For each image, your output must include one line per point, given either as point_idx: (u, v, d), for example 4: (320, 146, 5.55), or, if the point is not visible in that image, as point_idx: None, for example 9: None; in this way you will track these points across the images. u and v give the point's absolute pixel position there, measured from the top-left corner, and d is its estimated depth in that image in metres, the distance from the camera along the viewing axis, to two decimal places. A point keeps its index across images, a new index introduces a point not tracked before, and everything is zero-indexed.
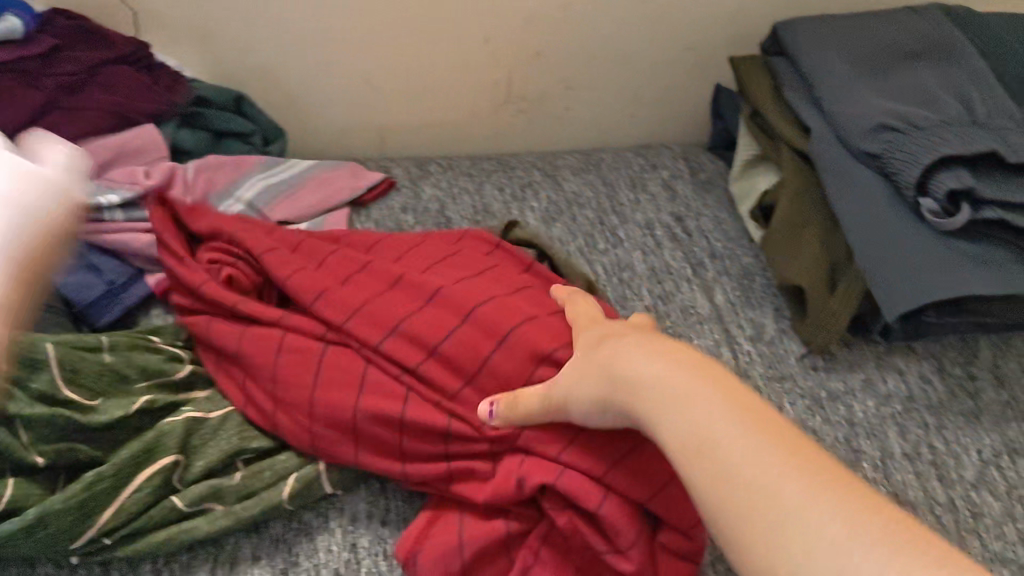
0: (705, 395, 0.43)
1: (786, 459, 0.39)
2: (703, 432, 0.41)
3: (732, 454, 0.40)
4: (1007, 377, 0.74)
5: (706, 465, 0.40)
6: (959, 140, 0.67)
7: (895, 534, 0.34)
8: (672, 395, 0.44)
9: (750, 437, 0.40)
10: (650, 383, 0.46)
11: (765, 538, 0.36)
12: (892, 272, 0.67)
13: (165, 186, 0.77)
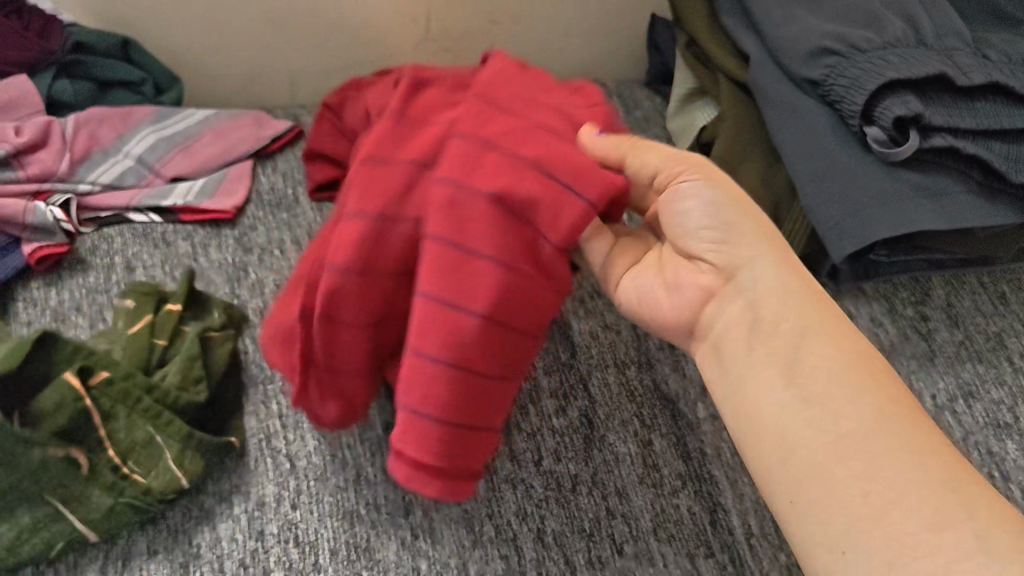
0: (826, 334, 0.47)
1: (875, 400, 0.44)
2: (824, 367, 0.45)
3: (842, 387, 0.44)
4: (961, 316, 0.70)
5: (822, 385, 0.45)
6: (906, 62, 0.62)
7: (985, 511, 0.39)
8: (790, 326, 0.48)
9: (863, 378, 0.45)
10: (778, 286, 0.49)
11: (864, 479, 0.41)
12: (841, 208, 0.62)
13: (39, 143, 0.69)
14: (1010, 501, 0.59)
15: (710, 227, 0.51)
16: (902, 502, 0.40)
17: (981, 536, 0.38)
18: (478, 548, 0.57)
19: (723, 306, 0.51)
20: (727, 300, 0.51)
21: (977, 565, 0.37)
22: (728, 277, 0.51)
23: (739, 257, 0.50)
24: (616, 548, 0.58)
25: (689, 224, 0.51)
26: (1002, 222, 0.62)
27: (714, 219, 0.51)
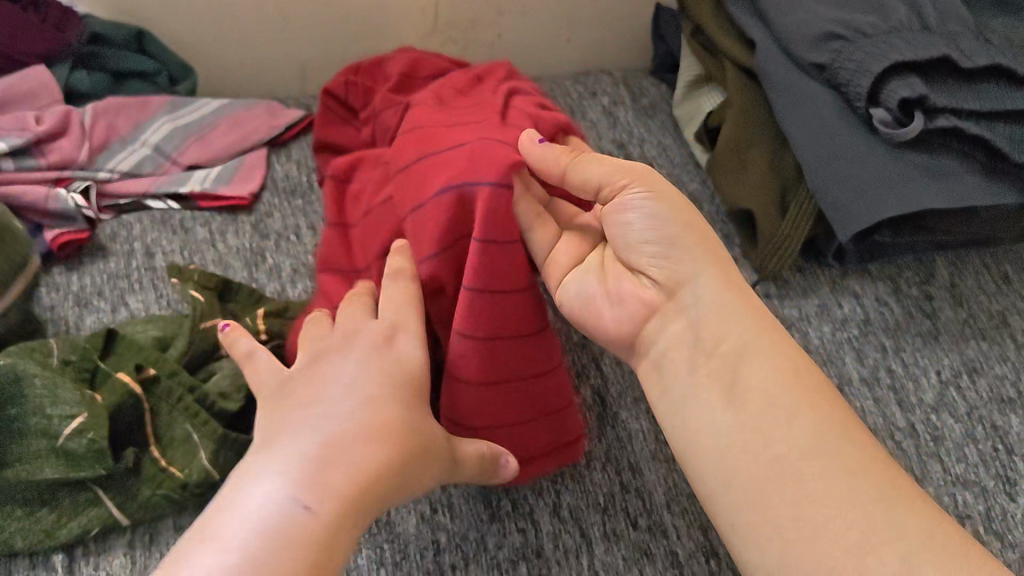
0: (764, 353, 0.48)
1: (804, 420, 0.45)
2: (758, 392, 0.47)
3: (776, 411, 0.46)
4: (964, 296, 0.71)
5: (757, 415, 0.46)
6: (910, 46, 0.63)
7: (913, 525, 0.40)
8: (726, 348, 0.49)
9: (795, 401, 0.46)
10: (717, 306, 0.50)
11: (802, 505, 0.43)
12: (846, 189, 0.63)
13: (59, 131, 0.70)
14: (1014, 472, 0.61)
15: (655, 240, 0.52)
16: (831, 526, 0.41)
17: (904, 555, 0.39)
18: (496, 522, 0.58)
19: (668, 322, 0.52)
20: (675, 317, 0.52)
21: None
22: (675, 295, 0.52)
23: (687, 272, 0.52)
24: (630, 521, 0.59)
25: (635, 238, 0.52)
26: (1006, 201, 0.64)
27: (666, 233, 0.52)
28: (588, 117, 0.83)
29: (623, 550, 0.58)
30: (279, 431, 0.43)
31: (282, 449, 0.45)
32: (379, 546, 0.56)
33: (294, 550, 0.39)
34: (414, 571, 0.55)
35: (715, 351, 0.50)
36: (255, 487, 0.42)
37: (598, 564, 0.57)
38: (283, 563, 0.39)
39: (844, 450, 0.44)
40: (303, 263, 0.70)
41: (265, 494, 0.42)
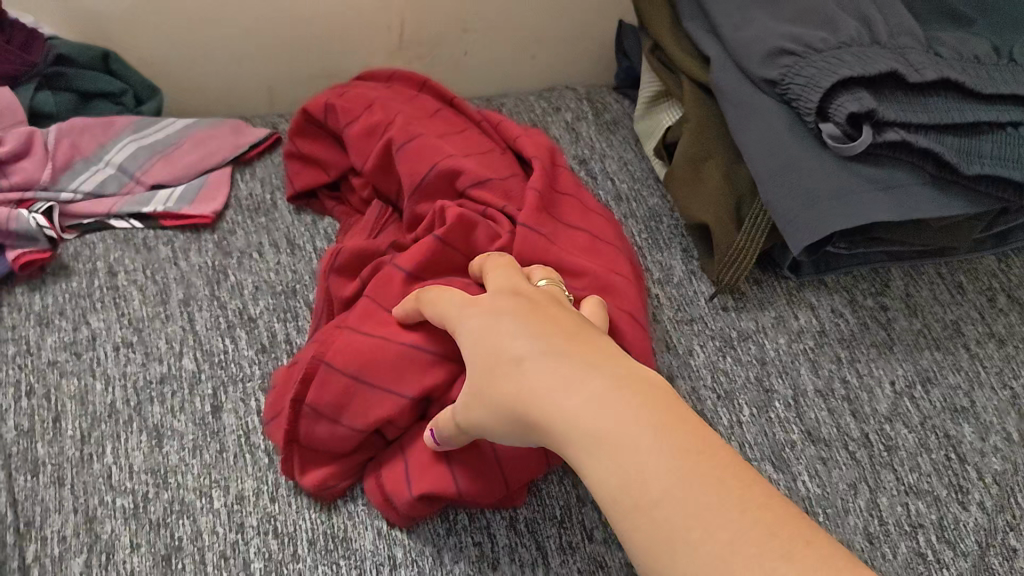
0: (608, 430, 0.40)
1: (666, 481, 0.37)
2: (615, 469, 0.39)
3: (644, 494, 0.37)
4: (919, 305, 0.72)
5: (621, 501, 0.38)
6: (858, 62, 0.65)
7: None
8: (579, 440, 0.41)
9: (647, 436, 0.39)
10: (573, 412, 0.41)
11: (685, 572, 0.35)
12: (797, 202, 0.64)
13: (23, 152, 0.71)
14: (966, 481, 0.62)
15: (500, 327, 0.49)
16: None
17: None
18: (453, 536, 0.59)
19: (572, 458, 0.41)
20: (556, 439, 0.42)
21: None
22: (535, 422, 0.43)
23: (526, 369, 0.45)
24: (586, 534, 0.60)
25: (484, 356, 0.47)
26: (955, 212, 0.65)
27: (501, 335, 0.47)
28: (551, 133, 0.84)
29: (579, 563, 0.58)
30: None
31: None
32: (335, 562, 0.57)
33: None
34: None
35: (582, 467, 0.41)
36: None
37: None
38: None
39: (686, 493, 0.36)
40: (265, 279, 0.71)
41: None
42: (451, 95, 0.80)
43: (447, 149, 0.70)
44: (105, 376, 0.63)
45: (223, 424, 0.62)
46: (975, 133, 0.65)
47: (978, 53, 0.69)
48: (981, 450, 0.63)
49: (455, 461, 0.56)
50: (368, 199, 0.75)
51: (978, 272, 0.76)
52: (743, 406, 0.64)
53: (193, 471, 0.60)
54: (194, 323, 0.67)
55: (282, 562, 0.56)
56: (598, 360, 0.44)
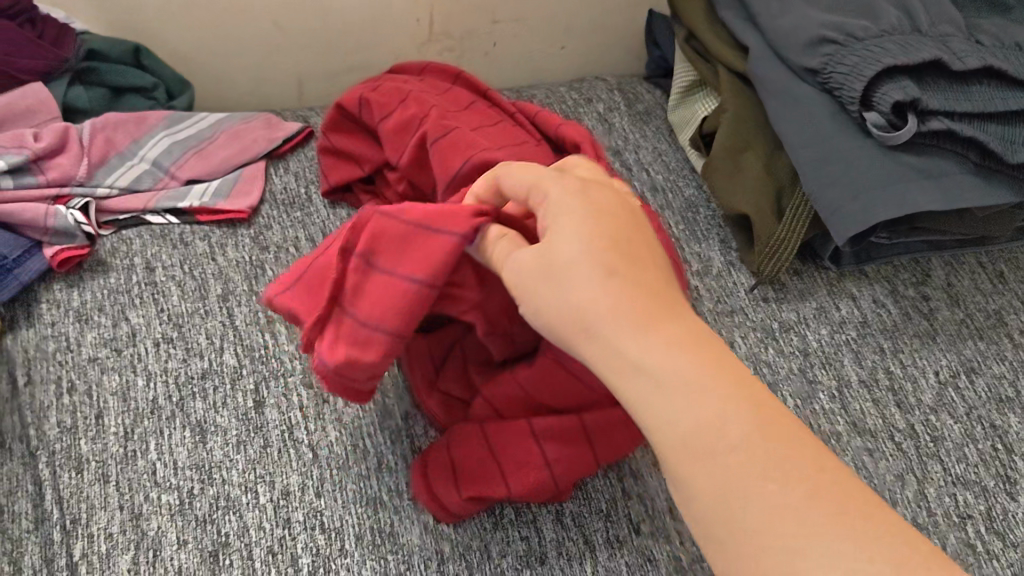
0: (671, 381, 0.38)
1: (731, 448, 0.36)
2: (678, 425, 0.37)
3: (710, 457, 0.36)
4: (961, 295, 0.72)
5: (680, 461, 0.37)
6: (902, 49, 0.64)
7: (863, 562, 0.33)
8: (635, 385, 0.39)
9: (721, 395, 0.37)
10: (633, 355, 0.39)
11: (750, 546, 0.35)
12: (841, 192, 0.64)
13: (59, 148, 0.71)
14: (1014, 471, 0.61)
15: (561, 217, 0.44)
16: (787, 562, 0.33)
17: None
18: (499, 530, 0.59)
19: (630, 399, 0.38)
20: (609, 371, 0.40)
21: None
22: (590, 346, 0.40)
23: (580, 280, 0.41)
24: (633, 527, 0.60)
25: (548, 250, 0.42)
26: (1001, 200, 0.64)
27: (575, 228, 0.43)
28: (584, 124, 0.84)
29: (627, 557, 0.58)
30: None
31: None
32: (383, 557, 0.56)
33: None
34: None
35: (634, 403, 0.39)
36: None
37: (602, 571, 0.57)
38: None
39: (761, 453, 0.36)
40: None
41: None
42: (485, 87, 0.79)
43: (483, 141, 0.69)
44: (145, 371, 0.63)
45: (266, 419, 0.62)
46: (1020, 121, 0.64)
47: None
48: None
49: (501, 460, 0.57)
50: (403, 193, 0.75)
51: (1019, 261, 0.75)
52: (787, 397, 0.64)
53: (238, 467, 0.59)
54: (233, 318, 0.67)
55: (329, 558, 0.56)
56: (653, 291, 0.41)
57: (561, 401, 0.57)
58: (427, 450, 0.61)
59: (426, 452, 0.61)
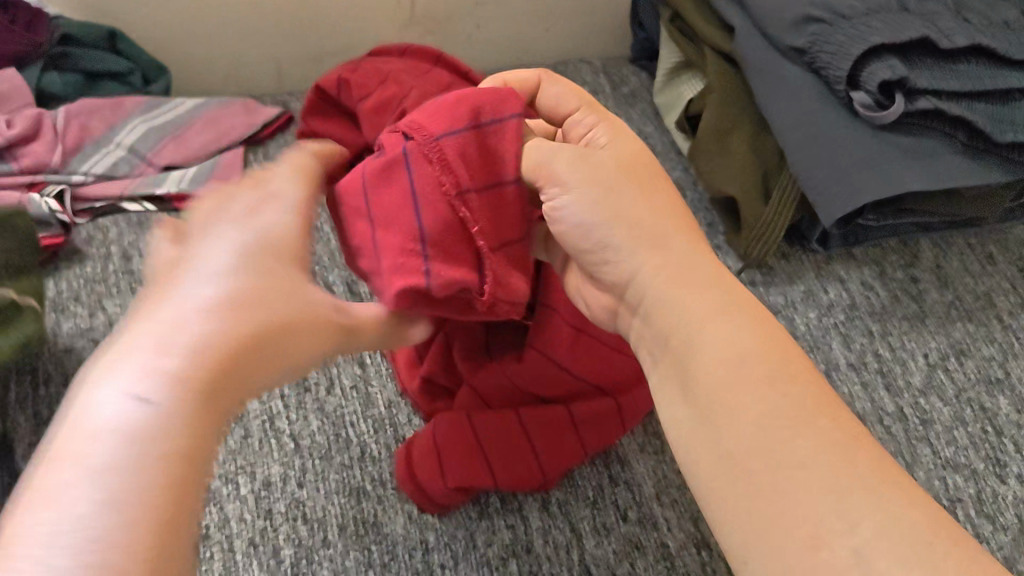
0: (737, 319, 0.39)
1: (779, 386, 0.36)
2: (730, 351, 0.38)
3: (761, 377, 0.37)
4: (950, 277, 0.71)
5: (720, 381, 0.37)
6: (889, 28, 0.63)
7: (875, 511, 0.32)
8: (697, 312, 0.40)
9: (784, 347, 0.39)
10: (708, 286, 0.41)
11: (760, 478, 0.34)
12: (829, 173, 0.63)
13: (32, 135, 0.70)
14: (1004, 454, 0.60)
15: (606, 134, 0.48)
16: (798, 499, 0.33)
17: (858, 547, 0.31)
18: (485, 519, 0.58)
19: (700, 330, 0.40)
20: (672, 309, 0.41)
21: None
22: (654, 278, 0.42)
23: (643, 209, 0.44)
24: (620, 514, 0.59)
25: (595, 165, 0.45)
26: (989, 180, 0.63)
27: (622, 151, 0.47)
28: None
29: (614, 544, 0.57)
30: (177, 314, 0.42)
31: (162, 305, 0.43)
32: (366, 547, 0.55)
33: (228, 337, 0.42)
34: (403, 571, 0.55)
35: (695, 333, 0.40)
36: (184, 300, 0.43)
37: (589, 559, 0.56)
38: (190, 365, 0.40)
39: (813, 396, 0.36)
40: None
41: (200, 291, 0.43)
42: (468, 71, 0.78)
43: None
44: None
45: (247, 409, 0.61)
46: (1007, 100, 0.64)
47: (1008, 18, 0.67)
48: (1018, 423, 0.62)
49: (492, 453, 0.56)
50: None
51: (1008, 242, 0.74)
52: None
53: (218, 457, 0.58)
54: None
55: (312, 549, 0.55)
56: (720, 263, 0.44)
57: (551, 393, 0.59)
58: (410, 440, 0.59)
59: (409, 443, 0.59)
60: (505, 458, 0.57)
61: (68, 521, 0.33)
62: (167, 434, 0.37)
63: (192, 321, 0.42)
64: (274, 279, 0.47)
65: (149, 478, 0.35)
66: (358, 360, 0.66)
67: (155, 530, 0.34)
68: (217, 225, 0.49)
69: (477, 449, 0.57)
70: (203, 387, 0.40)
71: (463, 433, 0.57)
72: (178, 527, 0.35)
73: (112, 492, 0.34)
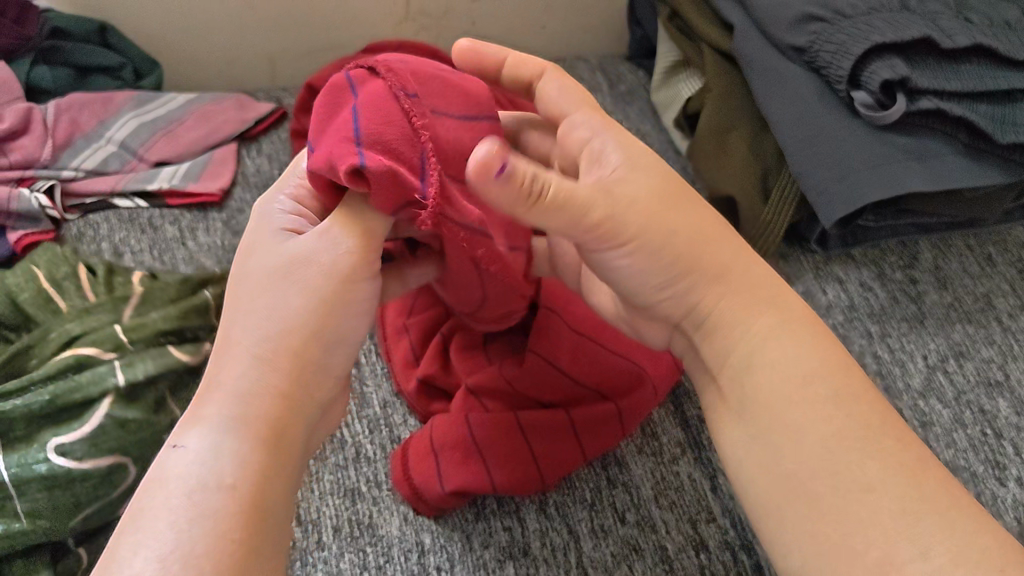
0: (796, 338, 0.43)
1: (847, 405, 0.41)
2: (785, 372, 0.42)
3: (821, 400, 0.41)
4: (949, 278, 0.71)
5: (777, 405, 0.42)
6: (891, 27, 0.62)
7: (949, 539, 0.36)
8: (755, 329, 0.44)
9: (836, 370, 0.42)
10: (762, 301, 0.45)
11: (832, 504, 0.39)
12: (828, 173, 0.62)
13: (21, 129, 0.69)
14: (1003, 457, 0.60)
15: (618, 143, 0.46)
16: (873, 523, 0.37)
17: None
18: (481, 521, 0.57)
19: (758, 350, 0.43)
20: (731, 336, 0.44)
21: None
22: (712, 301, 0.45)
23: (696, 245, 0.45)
24: (618, 516, 0.58)
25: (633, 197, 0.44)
26: (989, 181, 0.63)
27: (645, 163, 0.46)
28: None
29: (612, 546, 0.56)
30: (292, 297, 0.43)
31: (226, 338, 0.44)
32: (361, 549, 0.55)
33: (304, 322, 0.43)
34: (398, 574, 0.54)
35: (750, 358, 0.43)
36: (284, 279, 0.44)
37: (587, 562, 0.55)
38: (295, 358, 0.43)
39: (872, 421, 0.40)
40: None
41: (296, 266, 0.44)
42: None
43: None
44: None
45: None
46: (1007, 101, 0.63)
47: (1009, 18, 0.67)
48: (1018, 425, 0.62)
49: (488, 454, 0.55)
50: None
51: (1007, 243, 0.74)
52: None
53: None
54: None
55: (306, 551, 0.54)
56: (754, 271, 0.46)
57: (550, 397, 0.59)
58: (406, 440, 0.59)
59: (405, 443, 0.59)
60: (506, 461, 0.56)
61: (144, 574, 0.35)
62: (226, 474, 0.39)
63: (261, 315, 0.43)
64: (258, 245, 0.46)
65: (213, 524, 0.37)
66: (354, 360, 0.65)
67: (229, 561, 0.37)
68: (258, 234, 0.47)
69: (474, 451, 0.56)
70: (261, 414, 0.41)
71: (462, 433, 0.57)
72: (248, 556, 0.37)
73: (182, 543, 0.36)
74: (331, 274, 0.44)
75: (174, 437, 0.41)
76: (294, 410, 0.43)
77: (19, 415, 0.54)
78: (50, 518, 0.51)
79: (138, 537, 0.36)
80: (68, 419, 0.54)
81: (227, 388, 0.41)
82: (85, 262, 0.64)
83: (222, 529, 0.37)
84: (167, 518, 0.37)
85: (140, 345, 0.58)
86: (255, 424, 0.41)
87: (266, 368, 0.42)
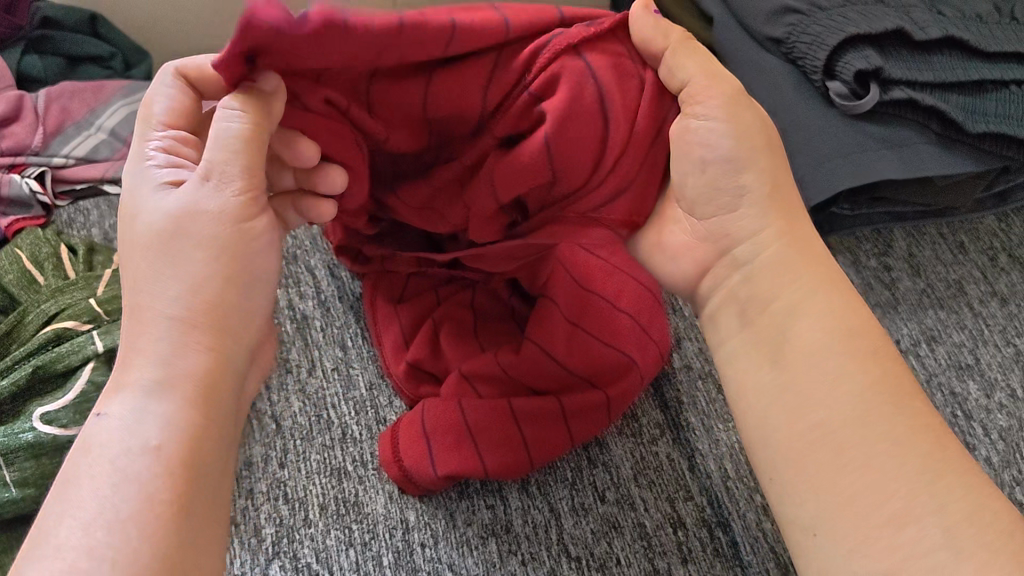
0: (826, 307, 0.44)
1: (864, 386, 0.41)
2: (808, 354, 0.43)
3: (833, 387, 0.42)
4: (923, 266, 0.72)
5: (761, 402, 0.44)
6: (865, 19, 0.64)
7: (962, 500, 0.38)
8: (791, 296, 0.45)
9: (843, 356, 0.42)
10: (798, 259, 0.46)
11: None
12: (805, 161, 0.64)
13: (11, 117, 0.70)
14: (973, 437, 0.62)
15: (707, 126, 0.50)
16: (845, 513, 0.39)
17: (943, 540, 0.37)
18: (465, 499, 0.58)
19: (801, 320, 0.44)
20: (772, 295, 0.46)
21: (938, 563, 0.37)
22: (760, 248, 0.47)
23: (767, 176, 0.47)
24: (598, 495, 0.59)
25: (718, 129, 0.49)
26: (962, 169, 0.65)
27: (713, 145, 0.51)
28: None
29: (592, 524, 0.58)
30: (186, 243, 0.40)
31: (130, 298, 0.41)
32: (347, 527, 0.56)
33: (198, 264, 0.40)
34: (383, 550, 0.55)
35: (790, 331, 0.44)
36: (175, 227, 0.40)
37: (568, 539, 0.57)
38: (198, 298, 0.40)
39: (879, 420, 0.40)
40: None
41: (182, 208, 0.40)
42: None
43: None
44: None
45: None
46: (979, 91, 0.65)
47: (982, 12, 0.68)
48: (987, 407, 0.63)
49: (479, 440, 0.57)
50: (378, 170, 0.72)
51: (979, 231, 0.76)
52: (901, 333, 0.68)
53: None
54: None
55: (293, 528, 0.56)
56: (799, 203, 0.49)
57: (539, 383, 0.58)
58: (395, 422, 0.60)
59: (396, 424, 0.59)
60: (493, 443, 0.57)
61: (70, 542, 0.34)
62: (151, 436, 0.37)
63: (153, 270, 0.40)
64: (141, 199, 0.42)
65: (140, 488, 0.36)
66: (341, 344, 0.66)
67: (160, 521, 0.35)
68: (139, 185, 0.43)
69: (460, 436, 0.57)
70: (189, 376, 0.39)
71: (446, 416, 0.57)
72: (180, 521, 0.36)
73: (111, 511, 0.35)
74: (228, 221, 0.40)
75: (98, 407, 0.39)
76: (214, 361, 0.40)
77: (2, 390, 0.54)
78: (39, 485, 0.51)
79: (65, 509, 0.35)
80: (51, 388, 0.55)
81: (139, 349, 0.39)
82: (64, 241, 0.64)
83: (149, 491, 0.36)
84: (93, 487, 0.36)
85: (117, 317, 0.58)
86: (179, 381, 0.39)
87: (177, 326, 0.39)
